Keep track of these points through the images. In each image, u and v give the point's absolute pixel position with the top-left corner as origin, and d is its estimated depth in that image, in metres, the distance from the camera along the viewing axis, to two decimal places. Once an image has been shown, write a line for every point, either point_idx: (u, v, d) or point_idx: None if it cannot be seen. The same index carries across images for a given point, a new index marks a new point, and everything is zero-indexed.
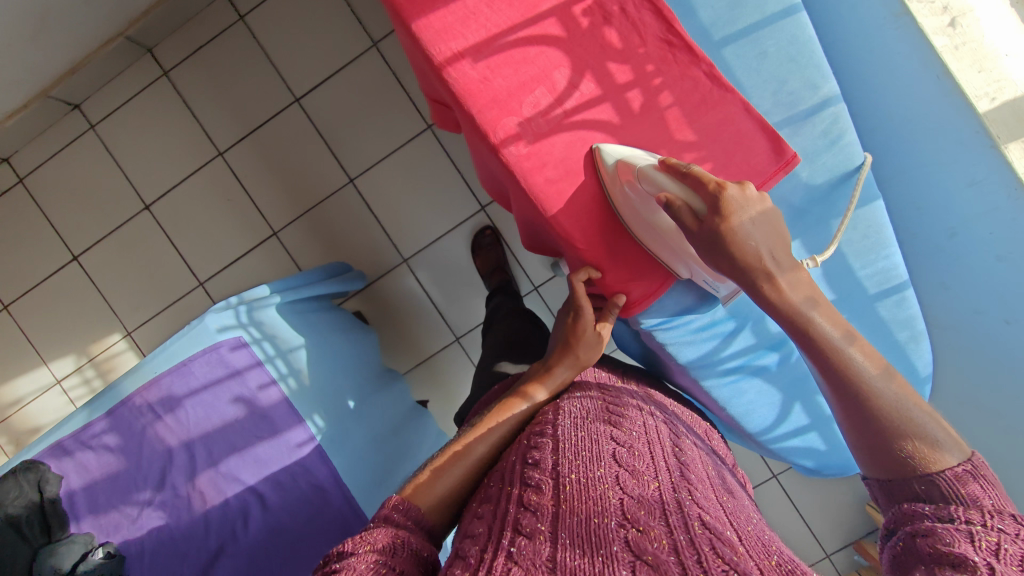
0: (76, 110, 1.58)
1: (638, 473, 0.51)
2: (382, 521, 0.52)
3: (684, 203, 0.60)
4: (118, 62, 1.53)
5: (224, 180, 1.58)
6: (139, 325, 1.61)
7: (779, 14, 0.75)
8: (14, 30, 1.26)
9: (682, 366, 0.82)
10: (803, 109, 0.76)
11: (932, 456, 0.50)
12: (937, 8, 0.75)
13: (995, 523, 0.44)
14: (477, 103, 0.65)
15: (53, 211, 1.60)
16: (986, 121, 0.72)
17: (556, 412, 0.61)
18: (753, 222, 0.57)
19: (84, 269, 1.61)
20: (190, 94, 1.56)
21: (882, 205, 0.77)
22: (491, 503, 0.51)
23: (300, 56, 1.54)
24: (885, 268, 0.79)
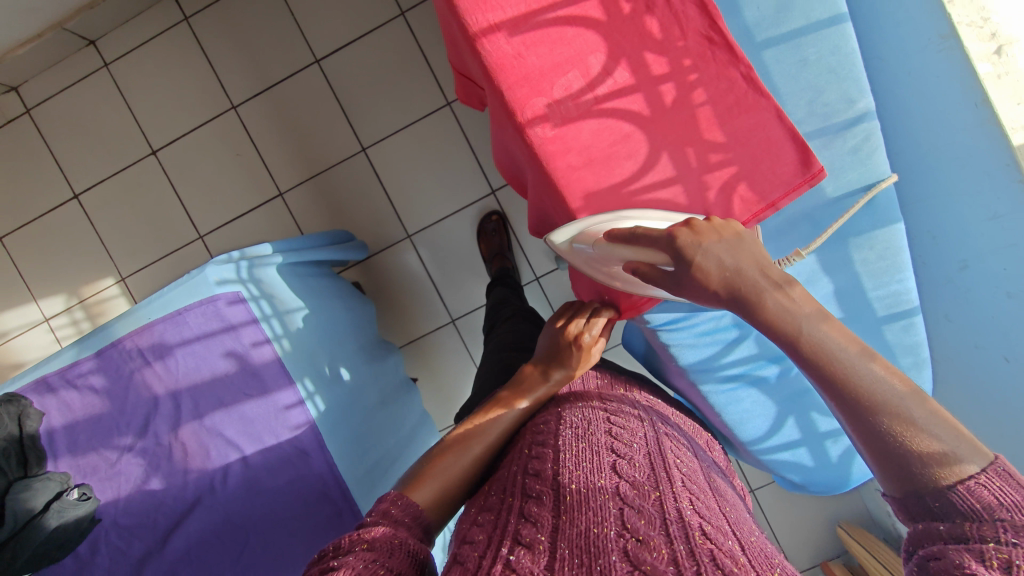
0: (92, 46, 1.55)
1: (639, 483, 0.51)
2: (378, 519, 0.52)
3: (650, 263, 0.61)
4: (139, 2, 1.50)
5: (234, 134, 1.56)
6: (133, 272, 1.60)
7: (824, 22, 0.73)
8: None
9: (681, 367, 0.83)
10: (836, 122, 0.75)
11: (941, 468, 0.43)
12: (985, 34, 0.67)
13: (1011, 538, 0.38)
14: (508, 79, 0.64)
15: (58, 146, 1.58)
16: (1019, 154, 0.65)
17: (559, 422, 0.61)
18: (726, 260, 0.54)
19: (82, 209, 1.59)
20: (209, 43, 1.53)
21: (902, 227, 0.76)
22: (492, 512, 0.51)
23: (324, 16, 1.51)
24: (897, 292, 0.79)
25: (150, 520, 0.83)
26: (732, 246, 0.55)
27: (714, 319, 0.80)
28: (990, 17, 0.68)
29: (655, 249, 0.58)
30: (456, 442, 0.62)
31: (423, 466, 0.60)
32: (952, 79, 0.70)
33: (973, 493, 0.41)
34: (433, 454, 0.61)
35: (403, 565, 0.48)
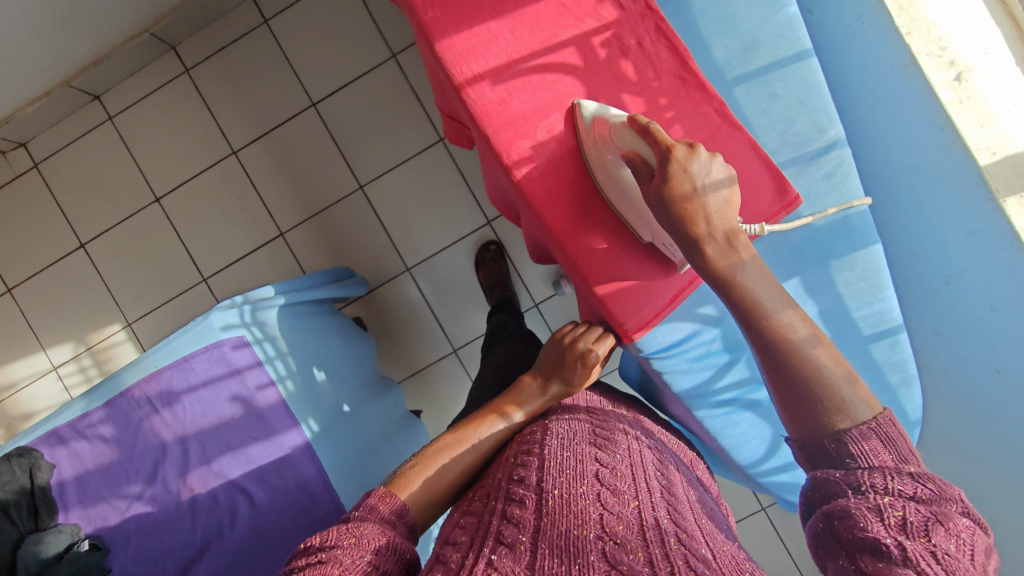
0: (97, 101, 1.61)
1: (620, 492, 0.53)
2: (363, 514, 0.53)
3: (643, 162, 0.60)
4: (141, 57, 1.56)
5: (235, 178, 1.60)
6: (140, 317, 1.62)
7: (790, 58, 0.78)
8: (41, 20, 1.29)
9: (676, 395, 0.82)
10: (809, 151, 0.78)
11: (841, 417, 0.53)
12: (944, 62, 0.74)
13: (895, 485, 0.48)
14: (493, 124, 0.67)
15: (66, 199, 1.62)
16: (986, 174, 0.72)
17: (545, 433, 0.62)
18: (703, 182, 0.56)
19: (89, 257, 1.63)
20: (209, 92, 1.59)
21: (880, 248, 0.79)
22: (475, 515, 0.52)
23: (318, 62, 1.57)
24: (880, 311, 0.81)
25: (158, 567, 0.83)
26: (715, 171, 0.56)
27: (705, 344, 0.81)
28: (947, 46, 0.74)
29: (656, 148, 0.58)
30: (448, 447, 0.64)
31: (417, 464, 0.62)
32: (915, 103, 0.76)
33: (862, 442, 0.51)
34: (425, 458, 0.63)
35: (391, 563, 0.49)
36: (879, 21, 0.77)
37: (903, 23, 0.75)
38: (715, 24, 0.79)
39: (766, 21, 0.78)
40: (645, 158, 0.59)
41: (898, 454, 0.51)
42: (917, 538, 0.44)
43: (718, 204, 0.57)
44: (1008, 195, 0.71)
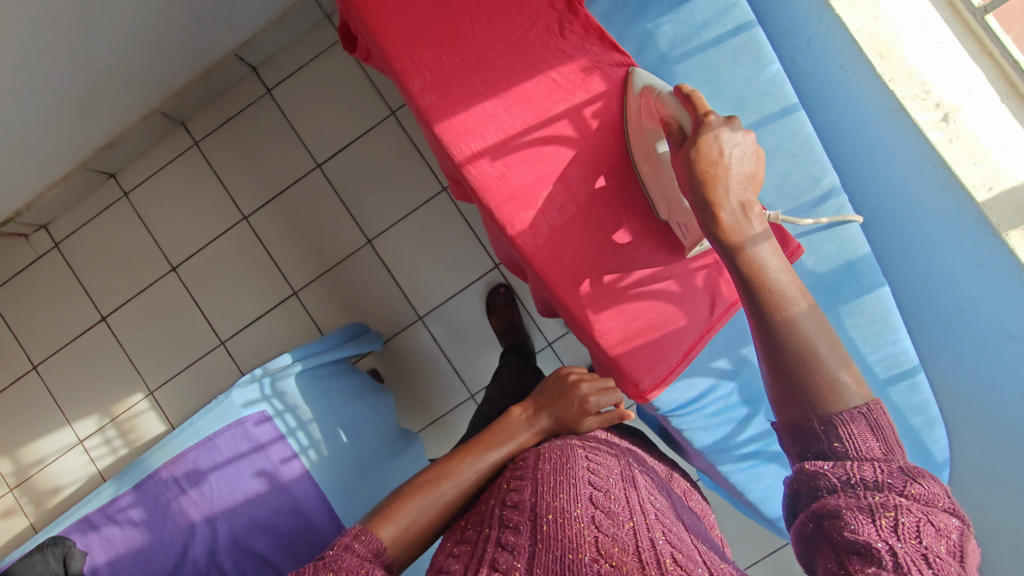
0: (112, 179, 1.67)
1: (614, 514, 0.57)
2: (340, 552, 0.54)
3: (678, 128, 0.62)
4: (153, 135, 1.62)
5: (248, 242, 1.64)
6: (161, 385, 1.65)
7: (778, 113, 0.85)
8: (58, 112, 1.35)
9: (699, 450, 0.84)
10: (806, 201, 0.84)
11: (832, 397, 0.51)
12: (930, 104, 0.77)
13: (885, 479, 0.47)
14: (495, 198, 0.71)
15: (86, 275, 1.67)
16: (985, 210, 0.74)
17: (537, 457, 0.64)
18: (727, 156, 0.57)
19: (110, 329, 1.66)
20: (218, 163, 1.64)
21: (888, 292, 0.85)
22: (470, 543, 0.57)
23: (321, 125, 1.62)
24: (894, 354, 0.85)
25: None
26: (741, 143, 0.57)
27: (722, 399, 0.83)
28: (931, 89, 0.77)
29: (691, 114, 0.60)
30: (426, 485, 0.64)
31: (395, 505, 0.62)
32: (909, 140, 0.80)
33: (853, 428, 0.49)
34: (402, 499, 0.63)
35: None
36: (860, 70, 0.82)
37: (886, 70, 0.78)
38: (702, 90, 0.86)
39: (752, 82, 0.85)
40: (682, 122, 0.62)
41: (885, 440, 0.49)
42: (911, 541, 0.43)
43: (740, 176, 0.57)
44: (1009, 229, 0.73)
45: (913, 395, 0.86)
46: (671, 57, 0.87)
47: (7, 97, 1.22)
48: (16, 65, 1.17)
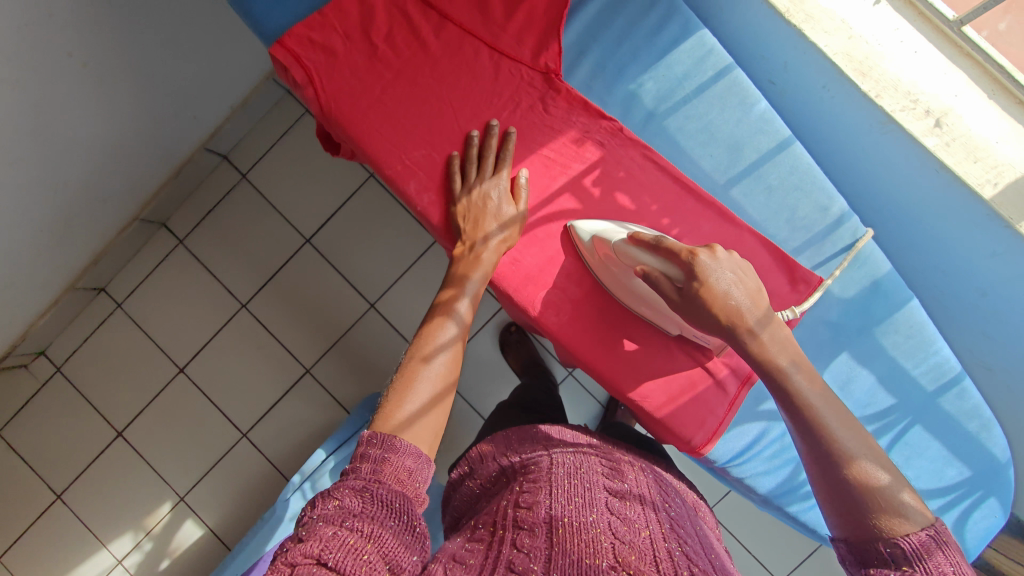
0: (103, 292, 1.64)
1: (629, 521, 0.66)
2: (354, 472, 0.62)
3: (663, 272, 0.76)
4: (137, 241, 1.60)
5: (252, 330, 1.63)
6: (191, 489, 1.62)
7: (774, 149, 0.97)
8: (40, 243, 1.31)
9: (765, 494, 1.01)
10: (819, 230, 0.97)
11: (901, 519, 0.60)
12: (920, 112, 0.85)
13: None
14: (511, 284, 0.90)
15: (94, 393, 1.64)
16: (995, 205, 0.83)
17: (552, 463, 0.76)
18: (732, 279, 0.71)
19: (129, 443, 1.64)
20: (207, 256, 1.63)
21: (917, 305, 0.99)
22: (485, 542, 0.64)
23: (302, 199, 1.61)
24: (937, 364, 1.00)
25: None
26: (733, 270, 0.72)
27: (776, 443, 1.00)
28: (919, 98, 0.85)
29: (677, 262, 0.74)
30: (413, 369, 0.73)
31: (398, 398, 0.70)
32: (911, 148, 0.89)
33: (919, 544, 0.58)
34: (399, 394, 0.70)
35: (376, 518, 0.57)
36: (845, 90, 0.90)
37: (871, 87, 0.85)
38: (695, 139, 0.98)
39: (742, 125, 0.97)
40: (664, 270, 0.76)
41: (956, 565, 0.56)
42: None
43: (742, 293, 0.71)
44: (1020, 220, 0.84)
45: (963, 400, 1.01)
46: (660, 112, 0.98)
47: None
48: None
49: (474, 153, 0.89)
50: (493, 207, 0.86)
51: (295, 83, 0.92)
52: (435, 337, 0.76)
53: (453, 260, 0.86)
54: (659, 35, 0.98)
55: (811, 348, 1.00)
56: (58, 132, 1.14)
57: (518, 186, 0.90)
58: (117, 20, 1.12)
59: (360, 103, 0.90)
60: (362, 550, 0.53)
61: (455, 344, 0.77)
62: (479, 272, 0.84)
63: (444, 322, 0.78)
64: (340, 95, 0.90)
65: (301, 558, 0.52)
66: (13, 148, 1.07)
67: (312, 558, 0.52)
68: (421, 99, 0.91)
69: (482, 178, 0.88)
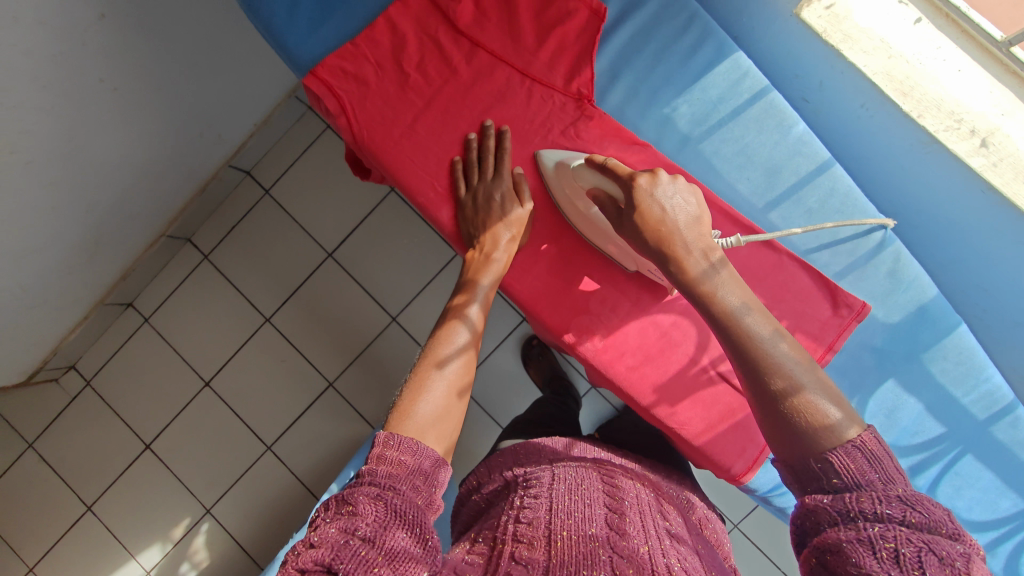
0: (131, 307, 1.67)
1: (629, 535, 0.65)
2: (370, 477, 0.60)
3: (608, 195, 0.80)
4: (164, 257, 1.63)
5: (276, 344, 1.64)
6: (217, 501, 1.63)
7: (814, 171, 0.96)
8: (72, 260, 1.34)
9: None
10: (862, 254, 0.98)
11: (828, 436, 0.59)
12: (965, 132, 0.84)
13: (884, 511, 0.53)
14: (543, 311, 0.93)
15: (123, 406, 1.67)
16: None
17: (553, 478, 0.75)
18: (665, 203, 0.74)
19: (157, 456, 1.66)
20: (231, 271, 1.65)
21: (966, 330, 0.98)
22: (483, 555, 0.64)
23: (325, 214, 1.63)
24: (988, 392, 0.98)
25: None
26: (674, 191, 0.75)
27: None
28: (963, 117, 0.84)
29: (618, 181, 0.77)
30: (425, 369, 0.74)
31: (409, 397, 0.70)
32: (956, 167, 0.89)
33: (850, 461, 0.57)
34: (411, 395, 0.71)
35: (390, 530, 0.55)
36: (886, 109, 0.91)
37: (912, 107, 0.86)
38: (732, 162, 0.97)
39: (779, 147, 0.96)
40: (609, 190, 0.80)
41: (885, 473, 0.56)
42: (915, 569, 0.48)
43: (685, 216, 0.74)
44: None
45: (1017, 429, 0.98)
46: (694, 136, 0.98)
47: (23, 263, 1.20)
48: (28, 238, 1.16)
49: (474, 157, 0.91)
50: (497, 206, 0.88)
51: (327, 112, 0.94)
52: (445, 338, 0.78)
53: (467, 263, 0.88)
54: (693, 59, 0.97)
55: (854, 378, 1.00)
56: (89, 153, 1.16)
57: (520, 183, 0.90)
58: (148, 44, 1.14)
59: (389, 131, 0.92)
60: (373, 562, 0.51)
61: (465, 346, 0.78)
62: (490, 275, 0.86)
63: (454, 327, 0.79)
64: (370, 124, 0.92)
65: (310, 568, 0.51)
66: (45, 169, 1.09)
67: (321, 567, 0.50)
68: (446, 127, 0.93)
69: (484, 179, 0.90)
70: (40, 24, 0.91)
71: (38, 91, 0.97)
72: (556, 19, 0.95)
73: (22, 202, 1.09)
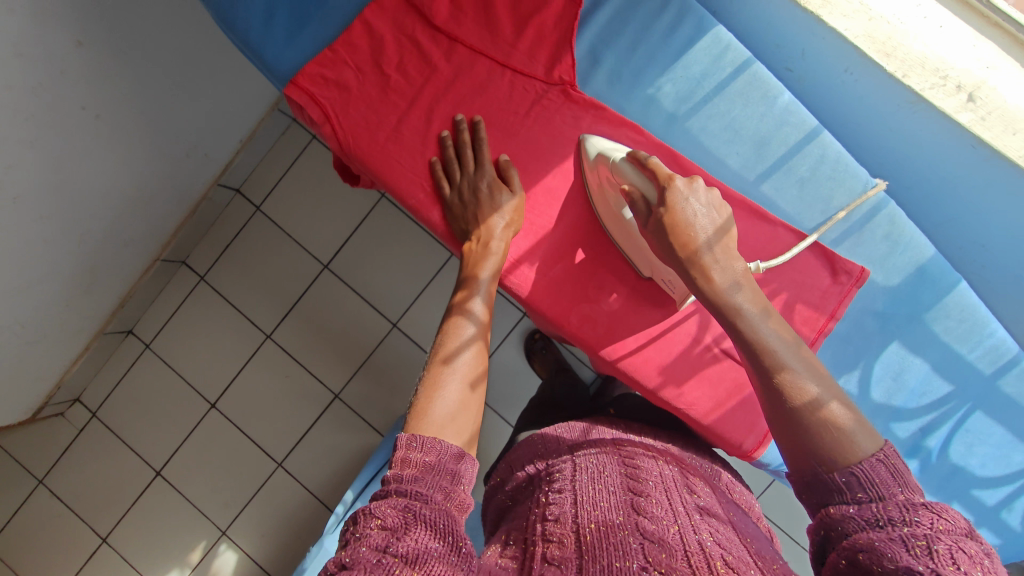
0: (131, 335, 1.67)
1: (658, 519, 0.64)
2: (394, 492, 0.59)
3: (642, 194, 0.79)
4: (159, 282, 1.62)
5: (279, 359, 1.64)
6: (232, 521, 1.63)
7: (803, 140, 0.96)
8: (68, 293, 1.33)
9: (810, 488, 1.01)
10: (858, 219, 0.97)
11: (847, 447, 0.60)
12: (951, 88, 0.82)
13: (913, 516, 0.53)
14: (542, 302, 0.93)
15: (131, 434, 1.66)
16: None
17: (574, 468, 0.75)
18: (700, 213, 0.75)
19: (168, 481, 1.65)
20: (229, 290, 1.64)
21: (967, 287, 0.98)
22: (517, 557, 0.63)
23: (318, 226, 1.62)
24: (993, 347, 0.98)
25: None
26: (705, 199, 0.76)
27: None
28: (949, 73, 0.82)
29: (655, 184, 0.77)
30: (437, 367, 0.74)
31: (426, 394, 0.70)
32: (943, 123, 0.87)
33: (874, 470, 0.57)
34: (428, 393, 0.70)
35: (421, 540, 0.54)
36: (869, 75, 0.90)
37: (896, 68, 0.83)
38: (720, 138, 0.97)
39: (766, 119, 0.96)
40: (643, 189, 0.79)
41: (908, 485, 0.57)
42: (951, 566, 0.48)
43: (706, 221, 0.75)
44: None
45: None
46: (681, 114, 0.97)
47: (20, 299, 1.19)
48: (23, 272, 1.16)
49: (452, 154, 0.91)
50: (486, 197, 0.88)
51: (310, 121, 0.94)
52: (453, 334, 0.78)
53: (463, 258, 0.88)
54: (673, 37, 0.96)
55: (860, 343, 0.99)
56: (76, 183, 1.15)
57: (507, 174, 0.91)
58: (124, 69, 1.13)
59: (372, 136, 0.92)
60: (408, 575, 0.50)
61: (473, 339, 0.77)
62: (490, 266, 0.86)
63: (461, 321, 0.79)
64: (353, 131, 0.91)
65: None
66: (33, 203, 1.08)
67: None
68: (428, 127, 0.92)
69: (467, 174, 0.90)
70: (15, 57, 0.90)
71: (21, 125, 0.97)
72: (533, 10, 0.94)
73: (12, 238, 1.08)
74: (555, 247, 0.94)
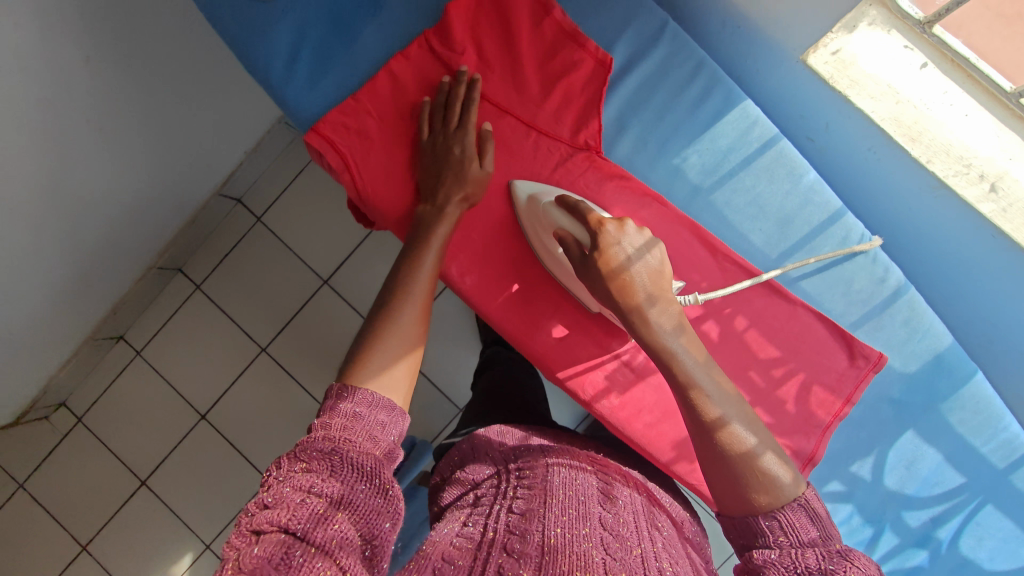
0: (123, 340, 1.63)
1: (620, 539, 0.66)
2: (319, 435, 0.60)
3: (573, 235, 0.80)
4: (155, 289, 1.60)
5: (273, 373, 1.62)
6: (216, 537, 1.60)
7: (826, 221, 0.97)
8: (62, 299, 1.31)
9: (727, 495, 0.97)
10: (877, 304, 0.98)
11: (768, 492, 0.65)
12: (973, 177, 0.87)
13: (826, 563, 0.57)
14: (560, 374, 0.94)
15: (115, 440, 1.63)
16: None
17: (546, 471, 0.75)
18: (633, 255, 0.77)
19: (153, 492, 1.62)
20: (226, 301, 1.62)
21: (982, 378, 0.99)
22: (474, 539, 0.65)
23: (320, 244, 1.61)
24: (1007, 442, 0.99)
25: None
26: (638, 245, 0.77)
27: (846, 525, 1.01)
28: (972, 162, 0.86)
29: (586, 227, 0.78)
30: (381, 319, 0.75)
31: (367, 344, 0.73)
32: (965, 211, 0.91)
33: (795, 519, 0.62)
34: (367, 347, 0.72)
35: (344, 483, 0.56)
36: (894, 154, 0.93)
37: (921, 152, 0.88)
38: (744, 214, 0.97)
39: (791, 199, 0.97)
40: (576, 233, 0.80)
41: (825, 531, 0.61)
42: None
43: (641, 266, 0.77)
44: None
45: None
46: (705, 187, 0.97)
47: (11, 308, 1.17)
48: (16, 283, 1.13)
49: (442, 102, 0.89)
50: (457, 161, 0.87)
51: (330, 168, 0.92)
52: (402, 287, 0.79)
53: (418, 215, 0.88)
54: (702, 107, 0.97)
55: (873, 429, 1.00)
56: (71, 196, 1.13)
57: (485, 143, 0.89)
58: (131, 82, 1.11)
59: (392, 180, 0.91)
60: (330, 518, 0.54)
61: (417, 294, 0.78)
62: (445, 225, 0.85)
63: (413, 270, 0.80)
64: (375, 179, 0.91)
65: (265, 530, 0.52)
66: (30, 218, 1.06)
67: (278, 527, 0.53)
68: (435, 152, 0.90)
69: (447, 129, 0.88)
70: (20, 61, 0.87)
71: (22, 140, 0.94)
72: (562, 73, 0.95)
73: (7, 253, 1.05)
74: (500, 278, 0.94)
